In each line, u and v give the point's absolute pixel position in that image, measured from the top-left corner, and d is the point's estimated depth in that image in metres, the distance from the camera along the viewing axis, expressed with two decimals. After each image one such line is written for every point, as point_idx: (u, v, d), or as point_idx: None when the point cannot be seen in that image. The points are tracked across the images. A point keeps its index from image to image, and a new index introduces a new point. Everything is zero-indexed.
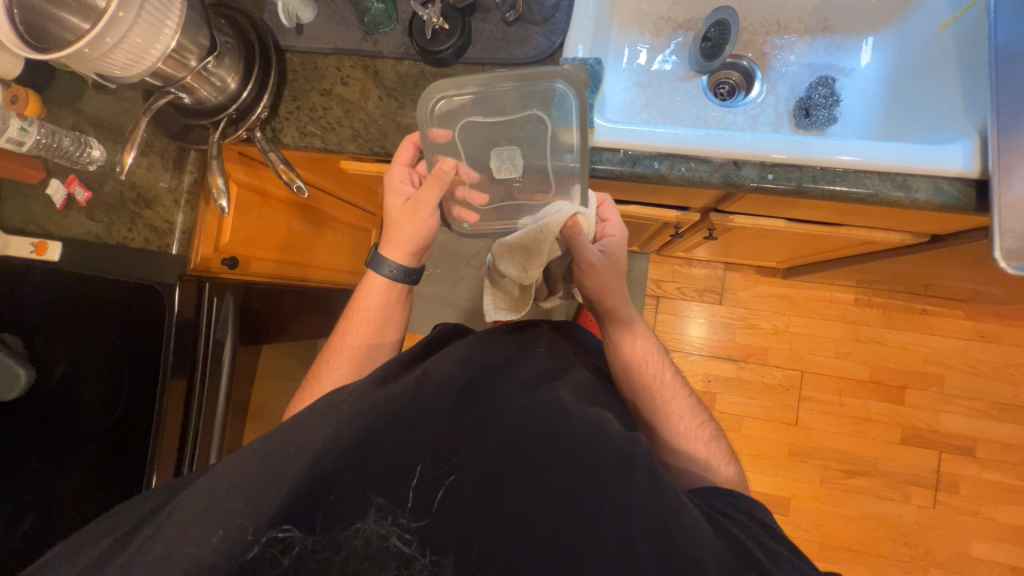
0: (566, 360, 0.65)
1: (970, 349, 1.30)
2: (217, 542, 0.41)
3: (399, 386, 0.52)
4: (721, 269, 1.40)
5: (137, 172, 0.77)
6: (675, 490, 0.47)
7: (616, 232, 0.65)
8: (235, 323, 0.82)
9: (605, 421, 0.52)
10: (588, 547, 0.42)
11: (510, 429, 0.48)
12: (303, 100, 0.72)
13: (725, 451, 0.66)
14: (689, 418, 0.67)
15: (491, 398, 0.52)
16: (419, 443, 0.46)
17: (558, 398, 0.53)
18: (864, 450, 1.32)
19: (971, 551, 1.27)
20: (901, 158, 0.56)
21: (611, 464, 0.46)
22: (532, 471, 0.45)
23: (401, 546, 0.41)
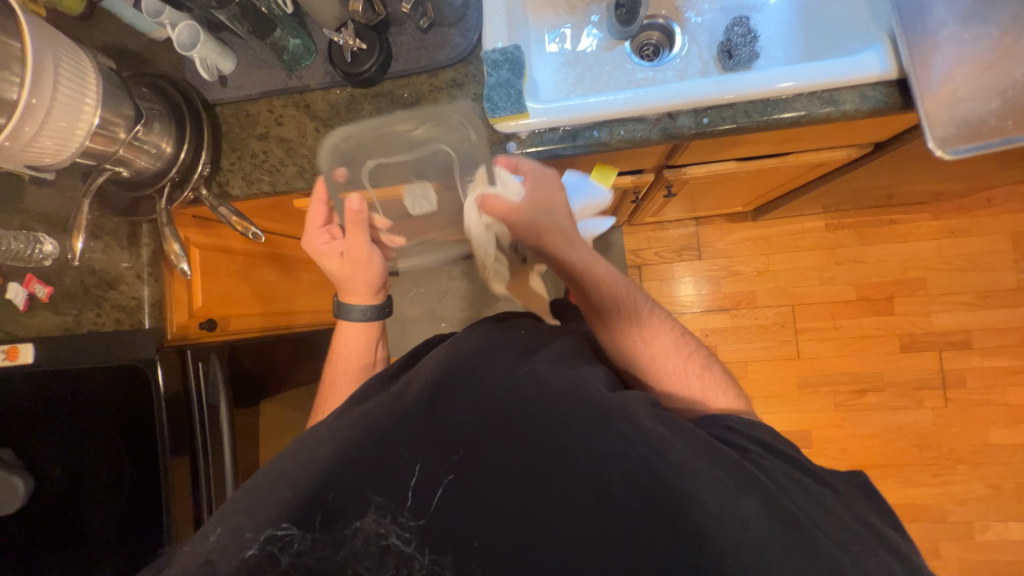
0: (551, 335, 0.65)
1: (944, 247, 1.34)
2: (219, 538, 0.43)
3: (378, 400, 0.51)
4: (693, 225, 1.42)
5: (93, 257, 0.76)
6: (663, 436, 0.46)
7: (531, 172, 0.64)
8: (226, 382, 0.81)
9: (588, 382, 0.51)
10: (585, 508, 0.44)
11: (495, 416, 0.47)
12: (243, 148, 0.72)
13: (721, 378, 0.62)
14: (677, 353, 0.62)
15: (473, 382, 0.50)
16: (407, 441, 0.46)
17: (535, 369, 0.51)
18: (869, 366, 1.34)
19: (992, 440, 1.29)
20: (826, 74, 0.58)
21: (593, 427, 0.47)
22: (521, 450, 0.46)
23: (401, 545, 0.43)
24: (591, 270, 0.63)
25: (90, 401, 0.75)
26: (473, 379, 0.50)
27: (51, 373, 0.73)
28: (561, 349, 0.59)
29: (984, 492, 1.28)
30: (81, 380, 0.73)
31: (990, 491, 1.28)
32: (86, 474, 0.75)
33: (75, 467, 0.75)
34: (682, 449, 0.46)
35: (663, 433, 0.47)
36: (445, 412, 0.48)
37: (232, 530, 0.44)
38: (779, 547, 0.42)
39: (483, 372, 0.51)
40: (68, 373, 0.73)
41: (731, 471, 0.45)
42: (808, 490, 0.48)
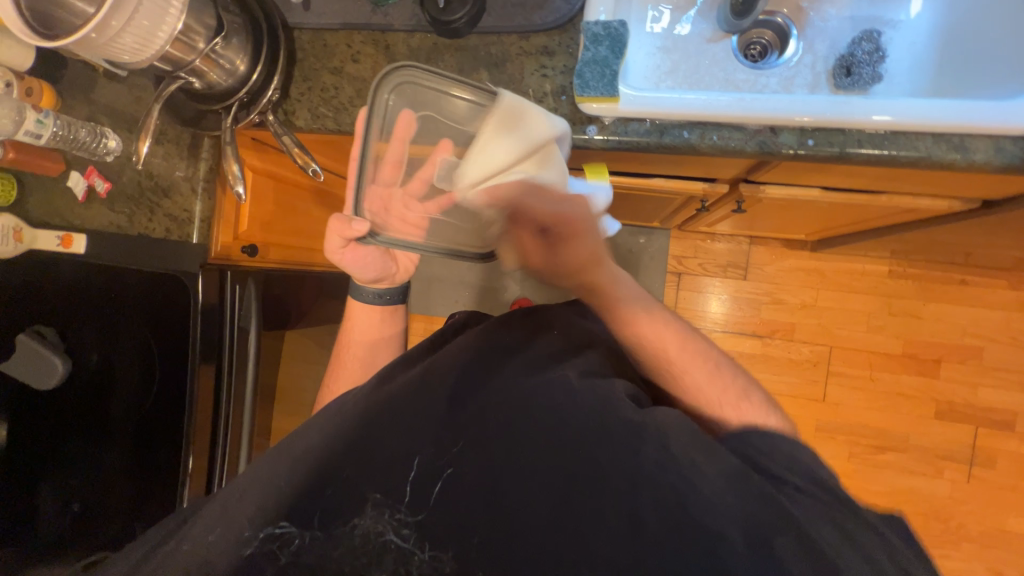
0: (583, 337, 0.64)
1: (1012, 320, 1.24)
2: (213, 538, 0.46)
3: (403, 379, 0.55)
4: (746, 243, 1.35)
5: (153, 161, 0.76)
6: (688, 456, 0.49)
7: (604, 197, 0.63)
8: (258, 304, 0.85)
9: (610, 394, 0.53)
10: (588, 527, 0.46)
11: (514, 413, 0.52)
12: (314, 80, 0.69)
13: (763, 405, 0.59)
14: (711, 386, 0.60)
15: (495, 381, 0.55)
16: (422, 434, 0.50)
17: (563, 376, 0.55)
18: (895, 425, 1.29)
19: (1005, 525, 1.24)
20: (957, 115, 0.51)
21: (615, 440, 0.49)
22: (535, 457, 0.49)
23: (399, 540, 0.44)
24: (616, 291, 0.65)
25: (131, 299, 0.78)
26: (490, 380, 0.55)
27: (96, 269, 0.75)
28: (593, 357, 0.61)
29: (982, 575, 1.24)
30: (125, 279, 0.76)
31: (989, 575, 1.24)
32: (114, 370, 0.78)
33: (105, 363, 0.78)
34: (702, 470, 0.48)
35: (694, 460, 0.49)
36: (463, 406, 0.52)
37: (229, 531, 0.46)
38: None
39: (502, 373, 0.56)
40: (112, 271, 0.76)
41: (765, 502, 0.46)
42: (846, 532, 0.45)
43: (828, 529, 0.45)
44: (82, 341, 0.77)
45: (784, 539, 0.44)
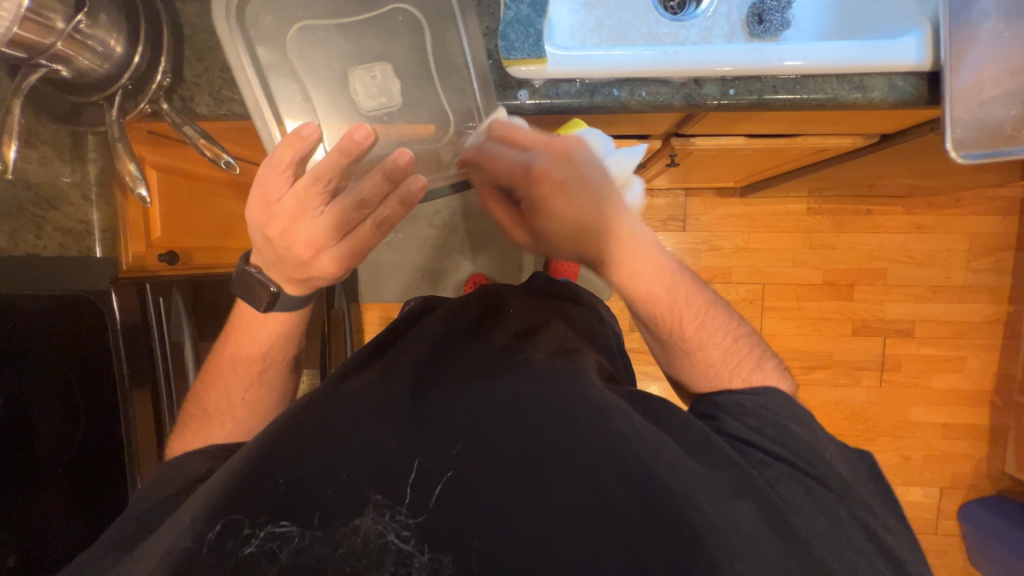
0: (539, 317, 0.70)
1: (909, 241, 1.40)
2: (213, 536, 0.45)
3: (363, 379, 0.58)
4: (682, 195, 1.41)
5: (26, 168, 0.63)
6: (648, 429, 0.53)
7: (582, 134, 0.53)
8: (188, 323, 0.81)
9: (583, 373, 0.58)
10: (583, 499, 0.48)
11: (480, 401, 0.53)
12: (210, 59, 0.62)
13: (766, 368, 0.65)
14: (722, 353, 0.64)
15: (455, 372, 0.58)
16: (387, 430, 0.51)
17: (525, 359, 0.58)
18: (822, 346, 1.44)
19: (912, 417, 1.45)
20: (857, 57, 0.55)
21: (580, 417, 0.52)
22: (505, 436, 0.51)
23: (400, 542, 0.44)
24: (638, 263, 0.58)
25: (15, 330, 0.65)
26: (473, 371, 0.57)
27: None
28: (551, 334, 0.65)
29: (896, 461, 1.46)
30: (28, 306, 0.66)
31: (901, 460, 1.46)
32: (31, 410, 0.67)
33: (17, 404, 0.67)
34: (665, 443, 0.52)
35: (654, 432, 0.53)
36: (436, 393, 0.55)
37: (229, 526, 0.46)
38: (773, 555, 0.46)
39: (481, 362, 0.58)
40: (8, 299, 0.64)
41: (727, 467, 0.51)
42: (808, 487, 0.52)
43: (792, 487, 0.51)
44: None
45: (743, 501, 0.49)
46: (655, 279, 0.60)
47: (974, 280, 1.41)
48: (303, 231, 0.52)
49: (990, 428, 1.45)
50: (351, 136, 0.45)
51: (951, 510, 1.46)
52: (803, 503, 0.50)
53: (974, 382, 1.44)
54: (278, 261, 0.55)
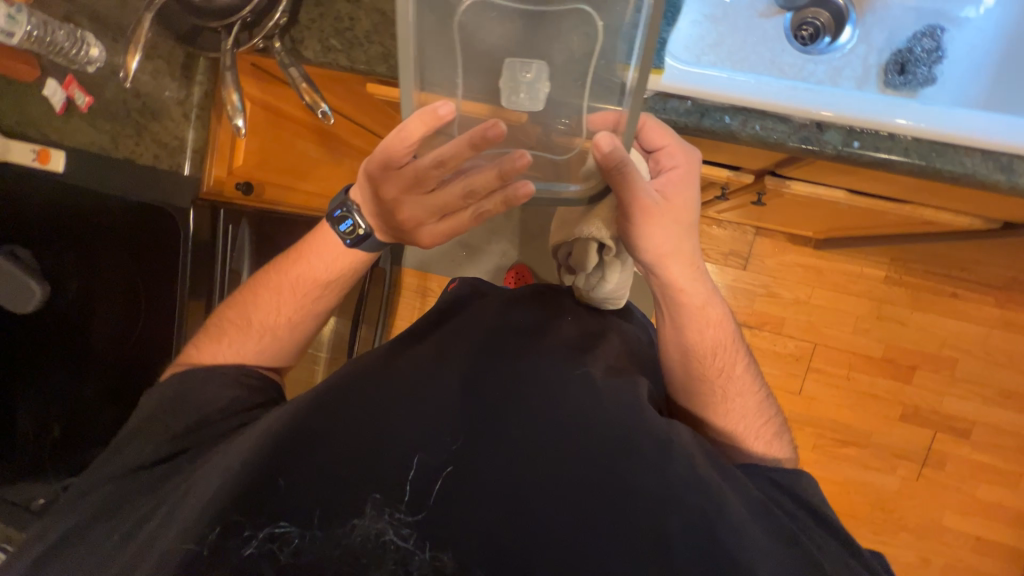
0: (592, 330, 0.69)
1: (991, 336, 1.28)
2: (214, 537, 0.45)
3: (409, 356, 0.59)
4: (751, 233, 1.34)
5: (141, 79, 0.66)
6: (715, 482, 0.50)
7: (675, 159, 0.54)
8: (250, 250, 0.85)
9: (629, 403, 0.55)
10: (612, 526, 0.47)
11: (531, 408, 0.54)
12: (327, 5, 0.62)
13: (786, 447, 0.64)
14: (753, 417, 0.64)
15: (509, 366, 0.58)
16: (431, 411, 0.52)
17: (587, 374, 0.58)
18: (862, 423, 1.35)
19: (942, 521, 1.34)
20: (1014, 134, 0.49)
21: (639, 449, 0.51)
22: (550, 450, 0.51)
23: (399, 540, 0.45)
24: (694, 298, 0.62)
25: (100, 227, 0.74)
26: (523, 373, 0.58)
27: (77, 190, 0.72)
28: (608, 355, 0.64)
29: (913, 561, 1.36)
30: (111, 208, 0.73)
31: (919, 561, 1.36)
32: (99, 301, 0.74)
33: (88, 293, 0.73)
34: (732, 499, 0.50)
35: (717, 480, 0.51)
36: (485, 382, 0.56)
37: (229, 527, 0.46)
38: None
39: (518, 369, 0.58)
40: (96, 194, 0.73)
41: (789, 542, 0.49)
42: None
43: (845, 572, 0.49)
44: (63, 268, 0.71)
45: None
46: (702, 318, 0.64)
47: None
48: (410, 205, 0.55)
49: None
50: (437, 110, 0.45)
51: None
52: None
53: None
54: (374, 213, 0.60)
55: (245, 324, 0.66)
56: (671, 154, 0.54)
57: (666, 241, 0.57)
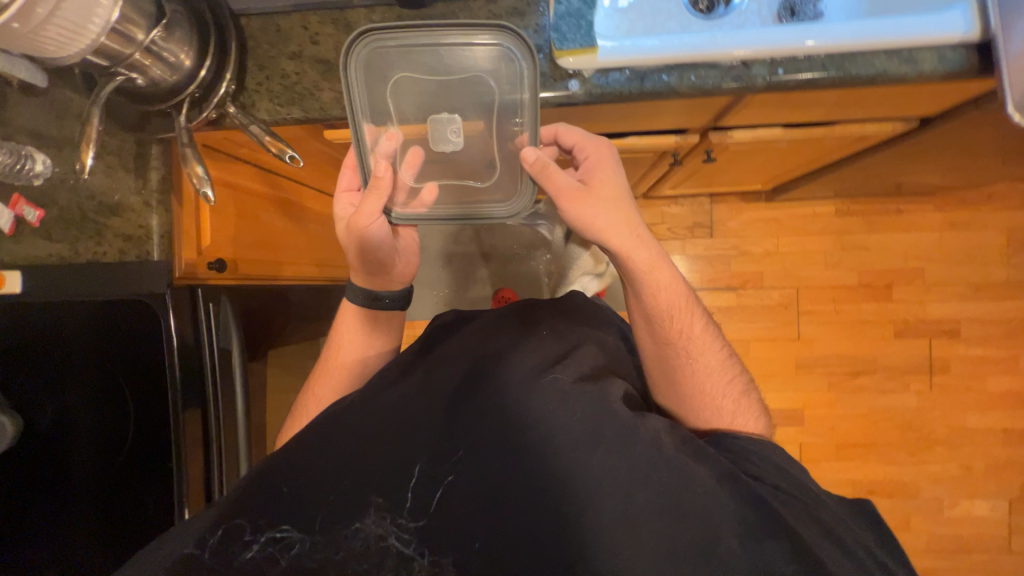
0: (569, 341, 0.74)
1: (943, 238, 1.38)
2: (216, 540, 0.54)
3: (401, 392, 0.68)
4: (707, 202, 1.44)
5: (95, 179, 0.67)
6: (682, 462, 0.58)
7: (589, 152, 0.65)
8: (238, 326, 0.77)
9: (605, 400, 0.63)
10: (573, 514, 0.55)
11: (506, 419, 0.62)
12: (271, 67, 0.65)
13: (751, 403, 0.75)
14: (716, 375, 0.75)
15: (490, 388, 0.66)
16: (422, 447, 0.61)
17: (555, 382, 0.65)
18: (865, 351, 1.40)
19: (967, 423, 1.38)
20: (905, 30, 0.56)
21: (610, 441, 0.59)
22: (519, 454, 0.59)
23: (401, 545, 0.54)
24: (654, 278, 0.70)
25: (85, 329, 0.70)
26: (505, 392, 0.64)
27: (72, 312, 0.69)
28: (581, 359, 0.71)
29: (956, 472, 1.38)
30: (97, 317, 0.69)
31: (962, 471, 1.38)
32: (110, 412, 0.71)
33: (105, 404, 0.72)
34: (700, 474, 0.57)
35: (690, 462, 0.59)
36: (463, 411, 0.64)
37: (231, 529, 0.55)
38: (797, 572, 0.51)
39: (495, 394, 0.64)
40: (83, 308, 0.68)
41: (760, 506, 0.56)
42: (824, 530, 0.56)
43: (812, 528, 0.56)
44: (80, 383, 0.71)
45: (772, 540, 0.53)
46: (664, 298, 0.72)
47: (1017, 275, 1.37)
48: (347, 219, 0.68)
49: None
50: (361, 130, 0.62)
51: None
52: (823, 545, 0.54)
53: None
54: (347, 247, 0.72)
55: (300, 407, 0.79)
56: (582, 149, 0.65)
57: (609, 226, 0.65)
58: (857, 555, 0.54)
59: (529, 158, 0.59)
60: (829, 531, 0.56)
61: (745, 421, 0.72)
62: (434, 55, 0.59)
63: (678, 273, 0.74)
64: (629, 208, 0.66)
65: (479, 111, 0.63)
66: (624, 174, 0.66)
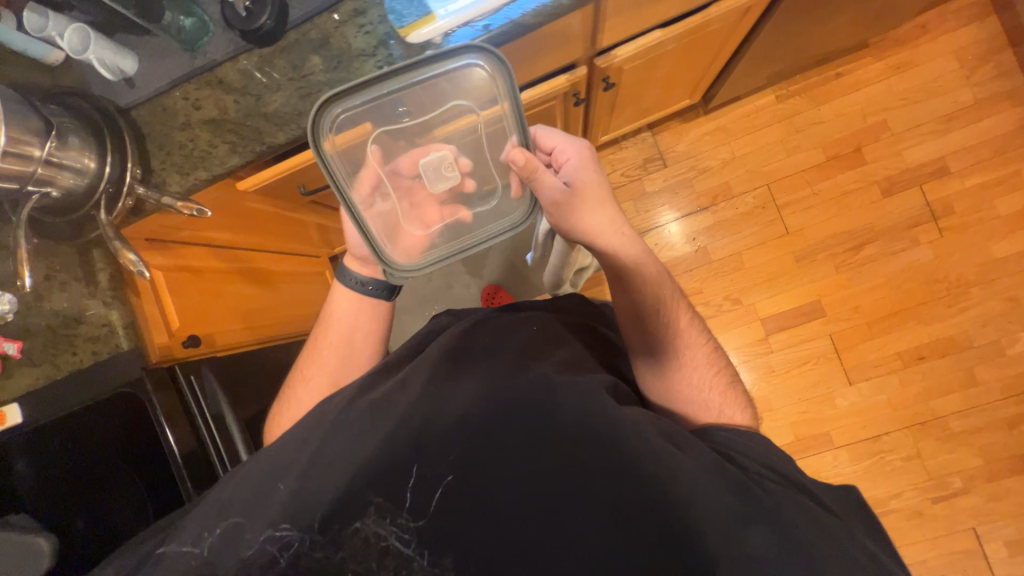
0: (558, 339, 0.73)
1: (895, 84, 1.33)
2: (219, 536, 0.56)
3: (387, 391, 0.64)
4: (650, 136, 1.43)
5: (55, 299, 0.73)
6: (682, 464, 0.56)
7: (569, 154, 0.67)
8: (223, 391, 0.83)
9: (591, 395, 0.61)
10: (564, 513, 0.54)
11: (512, 411, 0.58)
12: (169, 143, 0.69)
13: (743, 403, 0.73)
14: (707, 371, 0.72)
15: (488, 387, 0.61)
16: (422, 453, 0.57)
17: (549, 378, 0.62)
18: (859, 220, 1.35)
19: (995, 255, 1.29)
20: None
21: (607, 439, 0.57)
22: (518, 451, 0.56)
23: (400, 546, 0.53)
24: (644, 271, 0.71)
25: (114, 424, 0.76)
26: (506, 396, 0.60)
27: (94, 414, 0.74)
28: (567, 357, 0.69)
29: (1002, 308, 1.29)
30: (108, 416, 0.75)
31: (1008, 304, 1.29)
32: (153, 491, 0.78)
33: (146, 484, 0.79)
34: (694, 471, 0.56)
35: (685, 459, 0.57)
36: (469, 420, 0.58)
37: (230, 529, 0.57)
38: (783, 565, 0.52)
39: (502, 392, 0.60)
40: (97, 410, 0.74)
41: (751, 503, 0.55)
42: (815, 520, 0.56)
43: (806, 525, 0.55)
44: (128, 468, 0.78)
45: (763, 529, 0.54)
46: (652, 288, 0.71)
47: (986, 91, 1.30)
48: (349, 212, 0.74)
49: None
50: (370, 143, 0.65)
51: None
52: (811, 533, 0.55)
53: None
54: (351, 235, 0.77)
55: (296, 383, 0.80)
56: (563, 149, 0.67)
57: (586, 219, 0.68)
58: (845, 546, 0.55)
59: (519, 162, 0.59)
60: (829, 530, 0.55)
61: (737, 420, 0.70)
62: (425, 91, 0.61)
63: (666, 274, 0.75)
64: (604, 205, 0.71)
65: (461, 137, 0.66)
66: (605, 182, 0.71)
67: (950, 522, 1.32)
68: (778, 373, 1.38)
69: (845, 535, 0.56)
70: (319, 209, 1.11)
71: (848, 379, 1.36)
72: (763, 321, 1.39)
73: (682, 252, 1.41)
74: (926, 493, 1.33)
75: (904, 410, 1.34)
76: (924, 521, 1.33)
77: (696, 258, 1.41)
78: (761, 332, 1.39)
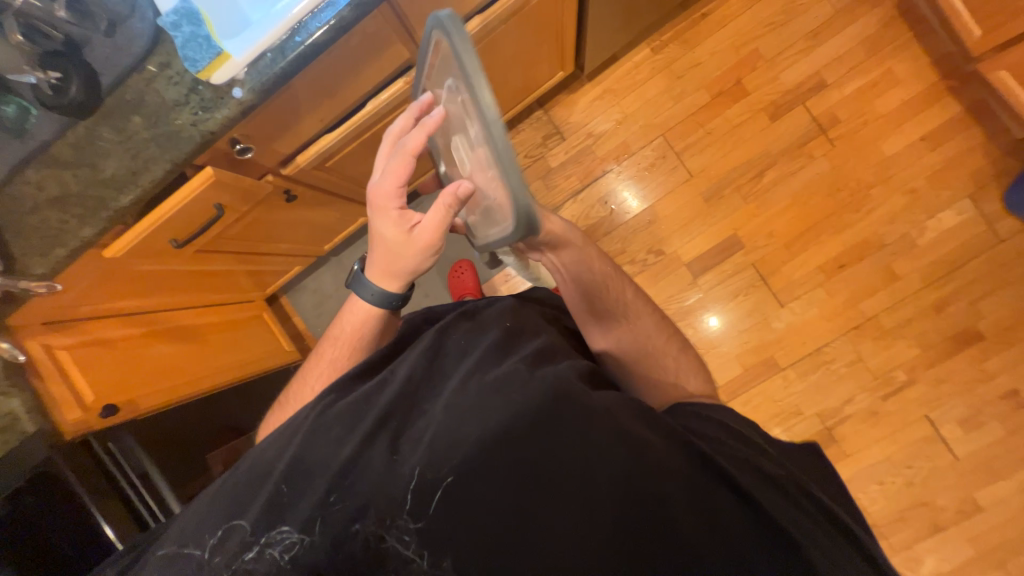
0: (527, 324, 0.71)
1: (757, 13, 1.39)
2: (218, 540, 0.58)
3: (363, 392, 0.64)
4: (544, 113, 1.47)
5: None
6: (641, 436, 0.56)
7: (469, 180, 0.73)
8: (142, 447, 0.89)
9: (562, 376, 0.59)
10: (551, 489, 0.54)
11: (493, 398, 0.58)
12: (24, 227, 0.71)
13: (693, 361, 0.76)
14: (656, 334, 0.77)
15: (472, 383, 0.61)
16: (416, 457, 0.57)
17: (516, 368, 0.60)
18: (755, 148, 1.39)
19: (885, 152, 1.35)
20: None
21: (573, 419, 0.56)
22: (501, 436, 0.55)
23: (402, 547, 0.54)
24: (587, 252, 0.77)
25: (48, 506, 0.77)
26: (483, 389, 0.59)
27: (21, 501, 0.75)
28: (539, 346, 0.66)
29: (905, 202, 1.34)
30: (31, 503, 0.76)
31: (909, 197, 1.34)
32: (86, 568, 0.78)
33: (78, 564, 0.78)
34: (651, 440, 0.56)
35: (643, 433, 0.57)
36: (454, 413, 0.58)
37: (231, 530, 0.59)
38: (742, 529, 0.53)
39: (481, 385, 0.60)
40: (16, 502, 0.75)
41: (705, 468, 0.56)
42: (768, 484, 0.58)
43: (754, 479, 0.57)
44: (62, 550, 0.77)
45: (720, 489, 0.55)
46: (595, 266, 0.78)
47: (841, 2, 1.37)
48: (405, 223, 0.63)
49: (971, 111, 1.32)
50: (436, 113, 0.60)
51: (999, 210, 1.31)
52: (768, 494, 0.56)
53: (920, 82, 1.34)
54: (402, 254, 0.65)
55: (283, 404, 0.74)
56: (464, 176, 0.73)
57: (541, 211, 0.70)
58: (794, 516, 0.56)
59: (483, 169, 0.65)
60: (773, 478, 0.58)
61: (688, 382, 0.73)
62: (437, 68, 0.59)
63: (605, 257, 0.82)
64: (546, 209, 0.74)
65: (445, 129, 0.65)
66: None
67: (901, 415, 1.34)
68: (713, 310, 1.41)
69: (780, 475, 0.60)
70: (238, 255, 1.13)
71: (779, 302, 1.39)
72: (688, 265, 1.42)
73: (598, 216, 1.44)
74: (875, 394, 1.35)
75: (838, 318, 1.37)
76: (880, 419, 1.34)
77: (613, 219, 1.44)
78: (689, 276, 1.41)
